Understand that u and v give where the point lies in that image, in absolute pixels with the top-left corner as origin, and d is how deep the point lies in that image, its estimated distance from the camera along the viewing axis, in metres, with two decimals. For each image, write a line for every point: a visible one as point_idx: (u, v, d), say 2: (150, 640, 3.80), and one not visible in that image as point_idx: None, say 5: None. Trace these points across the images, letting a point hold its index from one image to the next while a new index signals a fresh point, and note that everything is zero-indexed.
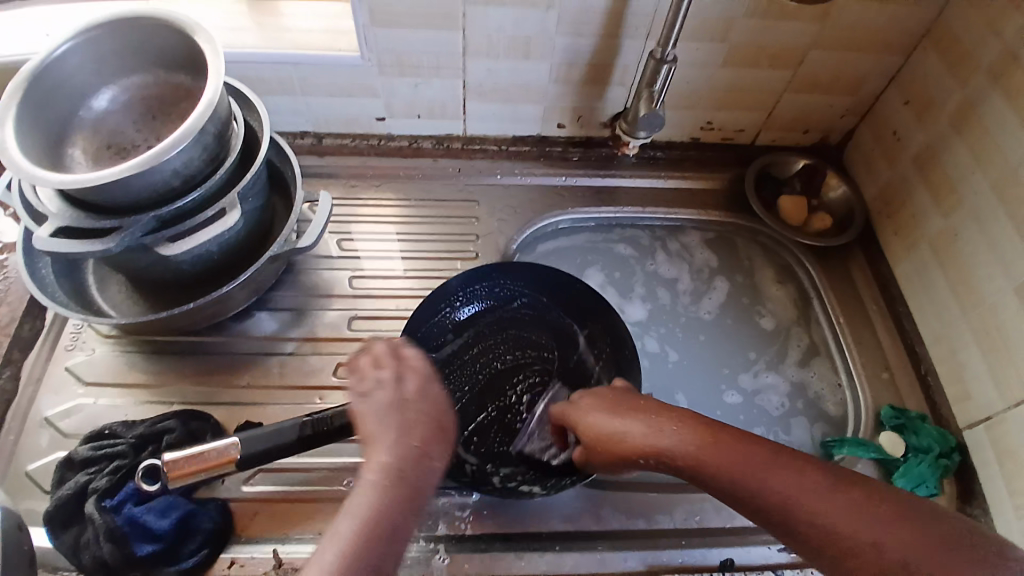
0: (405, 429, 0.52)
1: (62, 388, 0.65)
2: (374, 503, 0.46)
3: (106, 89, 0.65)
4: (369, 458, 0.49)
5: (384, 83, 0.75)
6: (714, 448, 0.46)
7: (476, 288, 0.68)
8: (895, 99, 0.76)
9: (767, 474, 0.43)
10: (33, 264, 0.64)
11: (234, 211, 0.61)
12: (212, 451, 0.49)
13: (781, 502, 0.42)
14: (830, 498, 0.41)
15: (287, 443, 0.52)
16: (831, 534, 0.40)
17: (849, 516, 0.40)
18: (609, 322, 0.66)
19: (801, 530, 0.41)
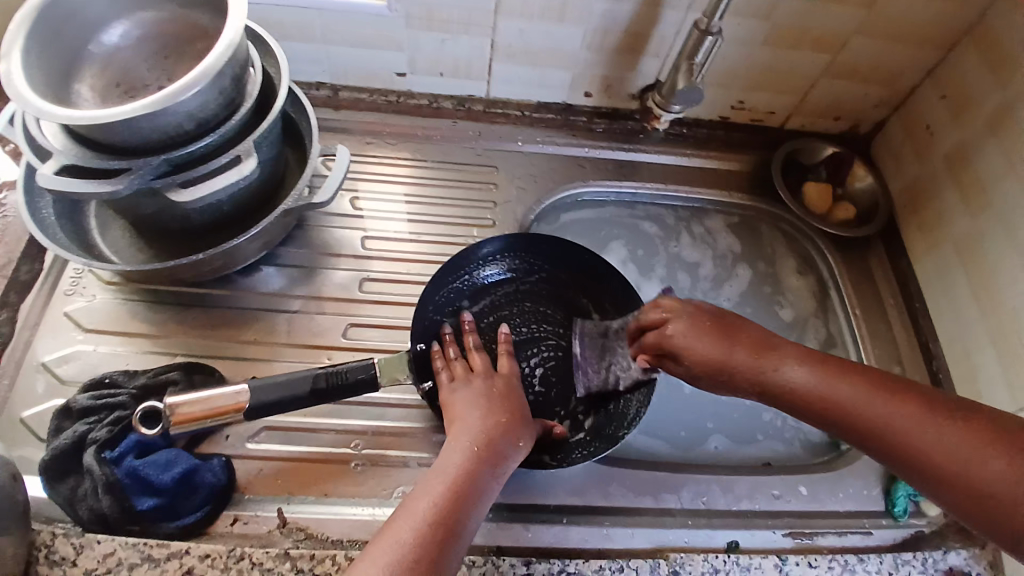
0: (487, 408, 0.54)
1: (59, 334, 0.63)
2: (466, 478, 0.49)
3: (118, 23, 0.61)
4: (459, 436, 0.52)
5: (409, 36, 0.71)
6: (854, 388, 0.48)
7: (497, 257, 0.68)
8: (929, 93, 0.74)
9: (903, 417, 0.46)
10: (34, 204, 0.61)
11: (250, 159, 0.58)
12: (223, 398, 0.53)
13: (914, 442, 0.45)
14: (958, 439, 0.44)
15: (298, 396, 0.54)
16: (951, 464, 0.43)
17: (968, 448, 0.43)
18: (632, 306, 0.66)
19: (931, 466, 0.44)
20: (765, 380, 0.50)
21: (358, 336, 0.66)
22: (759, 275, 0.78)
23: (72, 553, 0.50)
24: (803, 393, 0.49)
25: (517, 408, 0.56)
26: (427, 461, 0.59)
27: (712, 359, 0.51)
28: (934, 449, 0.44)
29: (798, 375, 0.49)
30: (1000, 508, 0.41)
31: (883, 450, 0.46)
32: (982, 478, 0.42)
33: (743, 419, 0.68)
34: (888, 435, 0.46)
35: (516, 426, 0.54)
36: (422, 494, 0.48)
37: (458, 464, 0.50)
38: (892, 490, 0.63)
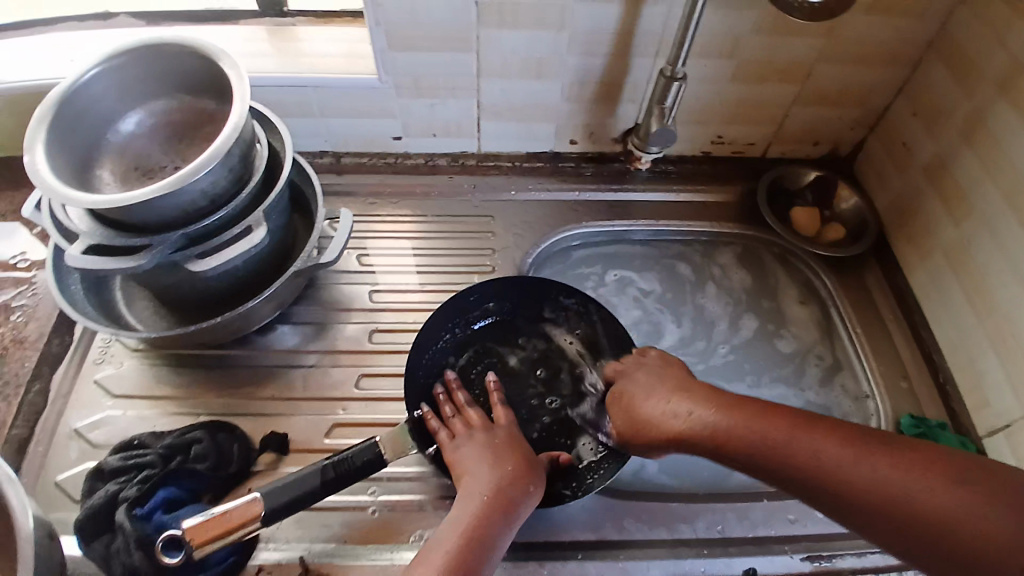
0: (490, 461, 0.56)
1: (90, 401, 0.67)
2: (478, 526, 0.51)
3: (133, 113, 0.68)
4: (468, 491, 0.54)
5: (402, 104, 0.77)
6: (755, 422, 0.52)
7: (473, 306, 0.70)
8: (902, 111, 0.77)
9: (800, 441, 0.49)
10: (63, 279, 0.66)
11: (260, 228, 0.63)
12: (233, 512, 0.50)
13: (827, 471, 0.47)
14: (872, 466, 0.46)
15: (310, 489, 0.53)
16: (892, 502, 0.44)
17: (952, 494, 0.42)
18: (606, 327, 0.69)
19: (845, 492, 0.46)
20: (722, 427, 0.52)
21: (370, 385, 0.69)
22: (760, 308, 0.79)
23: None
24: (772, 444, 0.50)
25: (522, 454, 0.58)
26: (440, 503, 0.61)
27: (629, 419, 0.59)
28: (907, 496, 0.43)
29: (760, 429, 0.51)
30: (924, 525, 0.42)
31: (861, 513, 0.45)
32: (914, 505, 0.43)
33: None
34: (843, 485, 0.46)
35: (525, 472, 0.56)
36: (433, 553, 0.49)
37: (467, 525, 0.51)
38: None
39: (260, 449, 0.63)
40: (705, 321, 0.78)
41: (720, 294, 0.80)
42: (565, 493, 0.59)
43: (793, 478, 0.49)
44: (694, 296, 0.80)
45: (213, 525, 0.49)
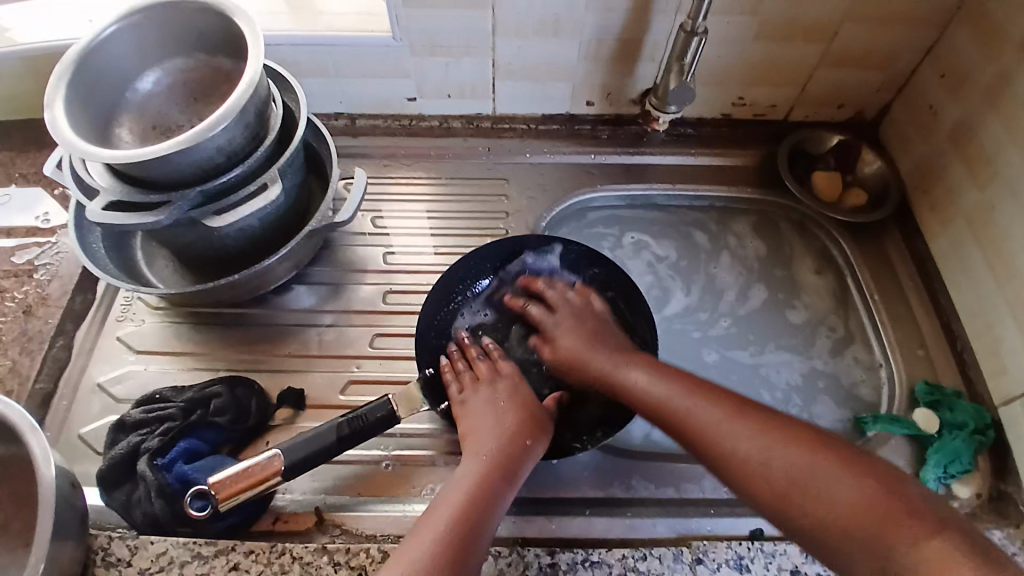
0: (494, 420, 0.57)
1: (113, 357, 0.69)
2: (484, 488, 0.51)
3: (150, 72, 0.68)
4: (473, 450, 0.55)
5: (416, 63, 0.76)
6: (680, 392, 0.56)
7: (480, 269, 0.69)
8: (929, 74, 0.75)
9: (709, 414, 0.53)
10: (85, 238, 0.67)
11: (276, 185, 0.64)
12: (255, 468, 0.52)
13: (724, 443, 0.51)
14: (766, 444, 0.50)
15: (327, 445, 0.55)
16: (772, 477, 0.48)
17: (828, 479, 0.46)
18: (615, 283, 0.69)
19: (734, 463, 0.50)
20: (648, 395, 0.57)
21: (384, 345, 0.70)
22: (773, 278, 0.78)
23: (127, 554, 0.54)
24: (696, 421, 0.53)
25: (528, 412, 0.58)
26: (451, 459, 0.62)
27: (568, 352, 0.63)
28: (789, 472, 0.48)
29: (685, 403, 0.55)
30: (797, 499, 0.47)
31: (763, 494, 0.49)
32: (789, 480, 0.48)
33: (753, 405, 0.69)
34: (734, 459, 0.51)
35: (528, 429, 0.57)
36: (440, 510, 0.50)
37: (473, 486, 0.52)
38: (921, 475, 0.62)
39: (277, 404, 0.65)
40: (709, 287, 0.77)
41: (733, 263, 0.79)
42: (575, 444, 0.61)
43: (711, 457, 0.52)
44: (705, 266, 0.79)
45: (238, 479, 0.51)
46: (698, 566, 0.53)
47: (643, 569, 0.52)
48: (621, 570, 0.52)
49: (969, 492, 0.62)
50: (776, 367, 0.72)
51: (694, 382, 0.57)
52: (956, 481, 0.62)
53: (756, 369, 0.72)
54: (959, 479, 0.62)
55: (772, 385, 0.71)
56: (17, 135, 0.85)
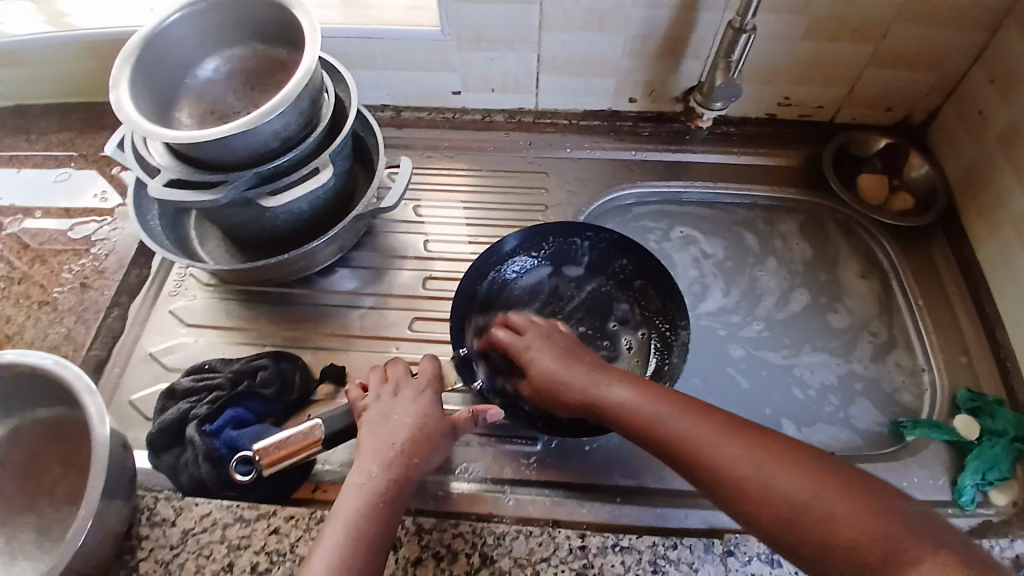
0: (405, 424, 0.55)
1: (164, 328, 0.72)
2: (376, 489, 0.50)
3: (210, 60, 0.71)
4: (398, 454, 0.53)
5: (462, 57, 0.78)
6: (662, 405, 0.52)
7: (510, 254, 0.70)
8: (979, 79, 0.74)
9: (695, 430, 0.49)
10: (143, 214, 0.70)
11: (327, 169, 0.66)
12: (298, 436, 0.52)
13: (713, 464, 0.47)
14: (757, 463, 0.46)
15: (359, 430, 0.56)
16: (766, 498, 0.45)
17: (825, 499, 0.43)
18: (648, 268, 0.69)
19: (727, 484, 0.46)
20: (630, 407, 0.53)
21: (422, 328, 0.71)
22: (815, 281, 0.77)
23: (172, 514, 0.57)
24: (695, 441, 0.48)
25: (425, 421, 0.56)
26: (485, 440, 0.63)
27: (548, 374, 0.58)
28: (784, 492, 0.44)
29: (684, 424, 0.50)
30: (794, 522, 0.43)
31: (756, 514, 0.45)
32: (785, 500, 0.44)
33: (792, 404, 0.69)
34: (726, 478, 0.47)
35: (420, 439, 0.54)
36: (354, 496, 0.50)
37: (362, 483, 0.51)
38: (958, 480, 0.61)
39: (318, 379, 0.67)
40: (754, 287, 0.76)
41: (779, 269, 0.77)
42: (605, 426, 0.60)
43: (702, 478, 0.48)
44: (749, 268, 0.77)
45: (279, 447, 0.51)
46: (730, 558, 0.52)
47: (673, 557, 0.53)
48: (651, 557, 0.52)
49: (1006, 499, 0.60)
50: (814, 367, 0.71)
51: (674, 395, 0.53)
52: (994, 488, 0.61)
53: (791, 370, 0.71)
54: (996, 486, 0.61)
55: (806, 383, 0.70)
56: (81, 118, 0.89)
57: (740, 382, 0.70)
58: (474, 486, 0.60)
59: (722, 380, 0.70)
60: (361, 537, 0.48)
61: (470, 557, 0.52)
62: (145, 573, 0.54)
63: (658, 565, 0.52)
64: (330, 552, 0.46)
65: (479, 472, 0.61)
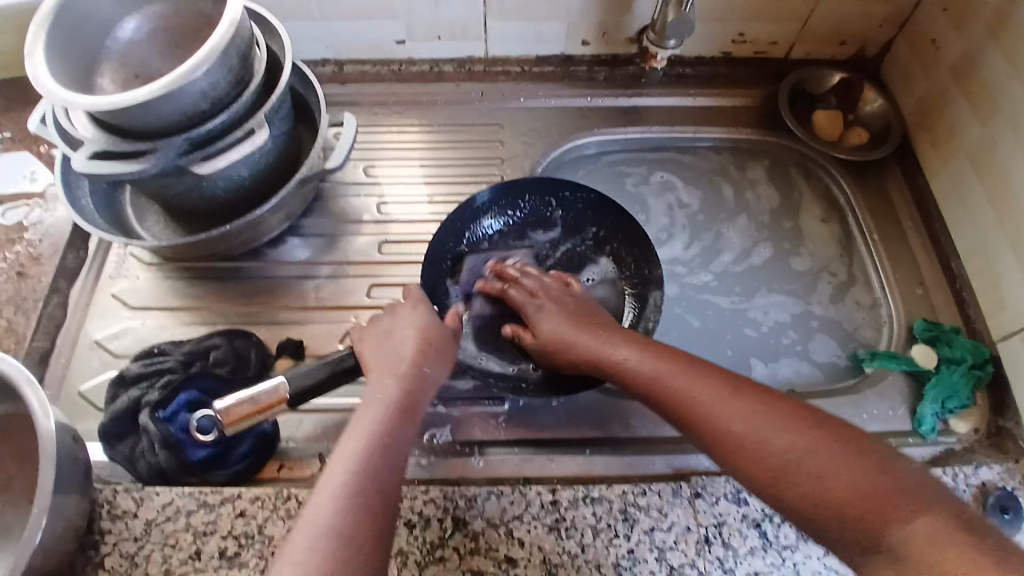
0: (403, 349, 0.55)
1: (109, 313, 0.68)
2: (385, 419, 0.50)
3: (130, 19, 0.64)
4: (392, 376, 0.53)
5: (403, 3, 0.73)
6: (669, 367, 0.51)
7: (483, 213, 0.68)
8: (932, 6, 0.72)
9: (702, 394, 0.49)
10: (74, 192, 0.65)
11: (262, 131, 0.61)
12: (261, 396, 0.49)
13: (719, 426, 0.47)
14: (752, 422, 0.46)
15: (320, 380, 0.52)
16: (762, 458, 0.44)
17: (820, 455, 0.42)
18: (616, 221, 0.68)
19: (726, 446, 0.46)
20: (635, 368, 0.52)
21: (381, 295, 0.69)
22: (780, 228, 0.76)
23: (133, 506, 0.55)
24: (694, 405, 0.48)
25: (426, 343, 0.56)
26: (454, 404, 0.62)
27: (551, 335, 0.57)
28: (777, 450, 0.44)
29: (704, 398, 0.48)
30: (790, 485, 0.43)
31: (755, 475, 0.44)
32: (781, 460, 0.43)
33: (757, 341, 0.69)
34: (718, 437, 0.47)
35: (420, 361, 0.55)
36: (359, 423, 0.50)
37: (370, 415, 0.50)
38: (918, 410, 0.63)
39: (276, 355, 0.65)
40: (714, 242, 0.75)
41: (742, 215, 0.77)
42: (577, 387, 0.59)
43: (706, 439, 0.47)
44: (717, 223, 0.76)
45: (242, 407, 0.48)
46: (697, 500, 0.53)
47: (642, 504, 0.53)
48: (621, 505, 0.53)
49: (967, 426, 0.63)
50: (779, 310, 0.71)
51: (680, 358, 0.52)
52: (953, 416, 0.63)
53: (743, 311, 0.71)
54: (957, 414, 0.63)
55: (771, 323, 0.70)
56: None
57: (700, 325, 0.70)
58: (445, 449, 0.60)
59: (687, 327, 0.70)
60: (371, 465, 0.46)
61: (443, 522, 0.52)
62: (112, 567, 0.52)
63: (628, 514, 0.53)
64: (341, 478, 0.45)
65: (449, 436, 0.60)
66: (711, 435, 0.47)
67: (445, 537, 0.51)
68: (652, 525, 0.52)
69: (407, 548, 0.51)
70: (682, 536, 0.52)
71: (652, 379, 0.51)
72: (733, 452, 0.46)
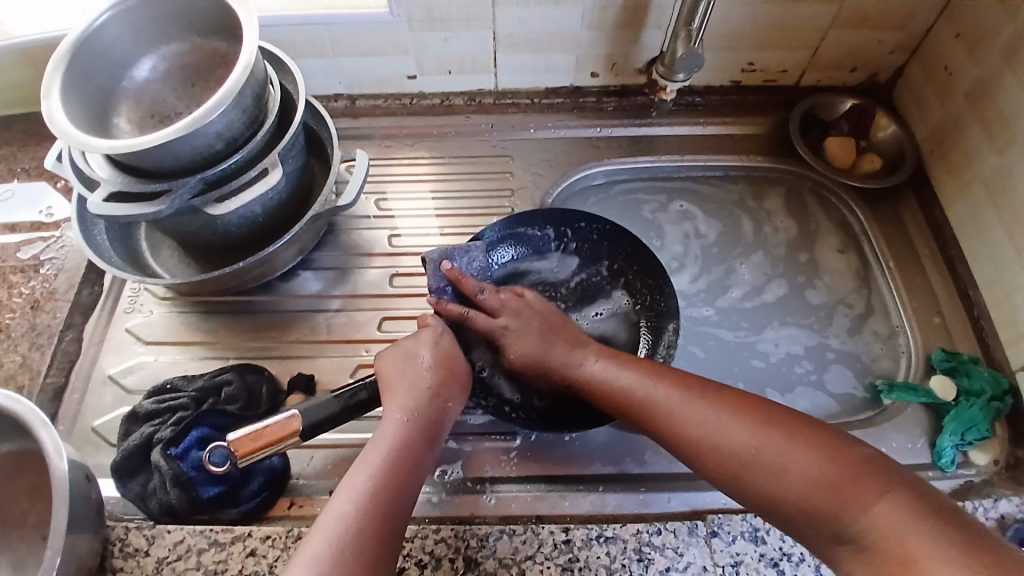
0: (428, 376, 0.55)
1: (123, 348, 0.69)
2: (404, 450, 0.50)
3: (146, 58, 0.66)
4: (398, 406, 0.53)
5: (414, 40, 0.75)
6: (633, 372, 0.54)
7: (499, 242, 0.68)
8: (945, 33, 0.72)
9: (661, 396, 0.51)
10: (89, 230, 0.66)
11: (276, 170, 0.62)
12: (271, 428, 0.49)
13: (679, 430, 0.49)
14: (713, 425, 0.48)
15: (333, 412, 0.53)
16: (728, 458, 0.47)
17: (782, 453, 0.45)
18: (631, 253, 0.68)
19: (691, 450, 0.49)
20: (601, 378, 0.55)
21: (392, 328, 0.69)
22: (795, 260, 0.75)
23: (145, 544, 0.54)
24: (658, 410, 0.51)
25: (451, 371, 0.57)
26: (465, 438, 0.62)
27: (527, 356, 0.58)
28: (737, 448, 0.47)
29: (666, 403, 0.51)
30: (751, 481, 0.46)
31: (717, 471, 0.48)
32: (741, 453, 0.46)
33: (771, 372, 0.68)
34: (681, 441, 0.49)
35: (444, 391, 0.56)
36: (377, 448, 0.50)
37: (389, 446, 0.50)
38: (938, 442, 0.61)
39: (287, 390, 0.65)
40: (723, 277, 0.74)
41: (755, 243, 0.76)
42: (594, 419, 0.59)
43: (667, 440, 0.50)
44: (731, 261, 0.75)
45: (253, 439, 0.48)
46: (714, 540, 0.52)
47: (657, 543, 0.52)
48: (635, 545, 0.52)
49: (988, 459, 0.61)
50: (794, 338, 0.70)
51: (643, 363, 0.54)
52: (974, 449, 0.61)
53: (756, 342, 0.70)
54: (976, 446, 0.61)
55: (785, 353, 0.70)
56: (18, 129, 0.84)
57: (714, 358, 0.69)
58: (455, 486, 0.59)
59: (700, 359, 0.69)
60: (386, 494, 0.47)
61: (453, 561, 0.51)
62: None
63: (643, 554, 0.51)
64: (356, 495, 0.46)
65: (460, 472, 0.60)
66: (681, 439, 0.49)
67: None
68: (667, 565, 0.51)
69: None
70: None
71: (614, 390, 0.54)
72: (699, 454, 0.48)
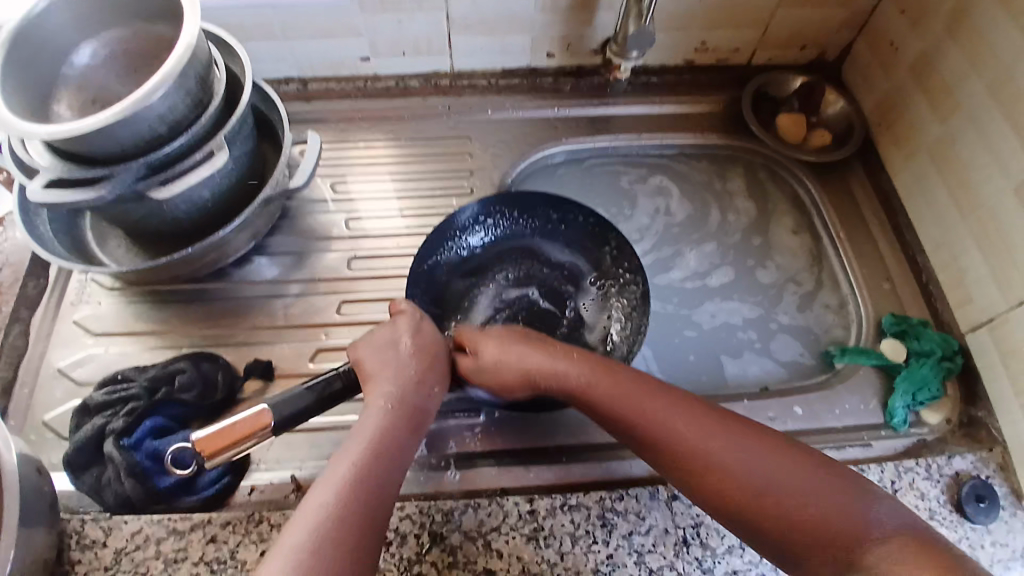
0: (410, 365, 0.55)
1: (73, 341, 0.66)
2: (388, 437, 0.50)
3: (86, 44, 0.63)
4: (378, 396, 0.52)
5: (367, 20, 0.73)
6: (625, 388, 0.52)
7: (468, 226, 0.68)
8: (890, 7, 0.74)
9: (659, 415, 0.50)
10: (32, 221, 0.63)
11: (222, 152, 0.60)
12: (240, 424, 0.47)
13: (680, 447, 0.48)
14: (716, 445, 0.48)
15: (304, 405, 0.51)
16: (722, 479, 0.46)
17: (780, 477, 0.46)
18: (600, 227, 0.68)
19: (691, 468, 0.48)
20: (593, 390, 0.53)
21: (351, 311, 0.68)
22: (751, 240, 0.77)
23: (102, 535, 0.53)
24: (654, 430, 0.49)
25: (435, 357, 0.56)
26: None
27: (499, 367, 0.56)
28: (741, 475, 0.46)
29: (666, 423, 0.49)
30: (747, 508, 0.46)
31: (715, 498, 0.47)
32: (739, 481, 0.46)
33: (729, 343, 0.70)
34: (680, 459, 0.48)
35: (430, 376, 0.55)
36: (357, 438, 0.49)
37: (372, 438, 0.49)
38: (889, 403, 0.63)
39: (244, 377, 0.64)
40: (681, 256, 0.75)
41: (710, 219, 0.78)
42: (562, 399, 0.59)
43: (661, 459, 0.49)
44: (688, 238, 0.77)
45: (224, 435, 0.46)
46: (675, 502, 0.53)
47: (620, 509, 0.53)
48: (599, 511, 0.52)
49: (938, 417, 0.63)
50: (750, 309, 0.72)
51: (636, 378, 0.53)
52: (924, 408, 0.64)
53: (715, 315, 0.72)
54: (926, 406, 0.64)
55: (741, 324, 0.71)
56: None
57: (673, 331, 0.71)
58: (421, 464, 0.59)
59: (661, 332, 0.70)
60: (369, 484, 0.46)
61: (419, 537, 0.51)
62: None
63: (607, 519, 0.52)
64: (336, 486, 0.45)
65: (424, 451, 0.59)
66: (679, 462, 0.48)
67: (422, 553, 0.50)
68: (630, 529, 0.52)
69: (384, 567, 0.50)
70: (661, 539, 0.51)
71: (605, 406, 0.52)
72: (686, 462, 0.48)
